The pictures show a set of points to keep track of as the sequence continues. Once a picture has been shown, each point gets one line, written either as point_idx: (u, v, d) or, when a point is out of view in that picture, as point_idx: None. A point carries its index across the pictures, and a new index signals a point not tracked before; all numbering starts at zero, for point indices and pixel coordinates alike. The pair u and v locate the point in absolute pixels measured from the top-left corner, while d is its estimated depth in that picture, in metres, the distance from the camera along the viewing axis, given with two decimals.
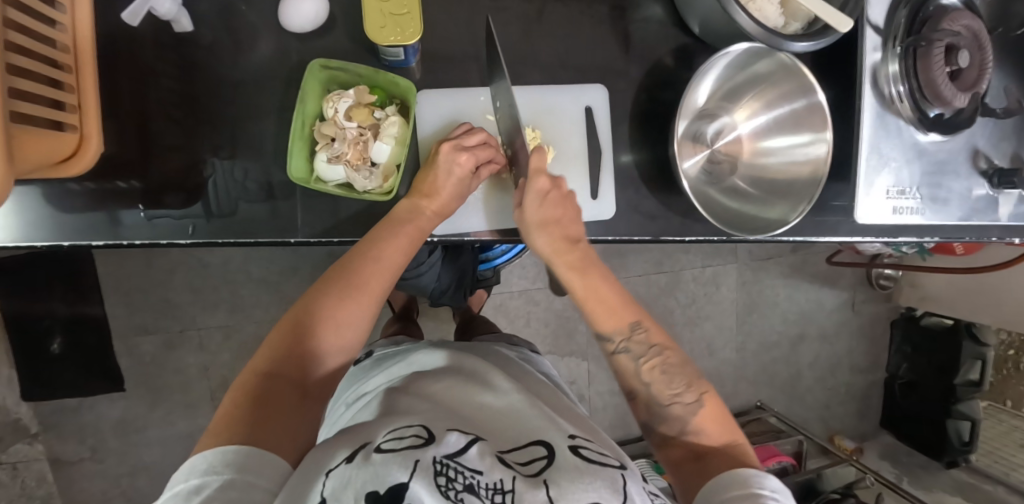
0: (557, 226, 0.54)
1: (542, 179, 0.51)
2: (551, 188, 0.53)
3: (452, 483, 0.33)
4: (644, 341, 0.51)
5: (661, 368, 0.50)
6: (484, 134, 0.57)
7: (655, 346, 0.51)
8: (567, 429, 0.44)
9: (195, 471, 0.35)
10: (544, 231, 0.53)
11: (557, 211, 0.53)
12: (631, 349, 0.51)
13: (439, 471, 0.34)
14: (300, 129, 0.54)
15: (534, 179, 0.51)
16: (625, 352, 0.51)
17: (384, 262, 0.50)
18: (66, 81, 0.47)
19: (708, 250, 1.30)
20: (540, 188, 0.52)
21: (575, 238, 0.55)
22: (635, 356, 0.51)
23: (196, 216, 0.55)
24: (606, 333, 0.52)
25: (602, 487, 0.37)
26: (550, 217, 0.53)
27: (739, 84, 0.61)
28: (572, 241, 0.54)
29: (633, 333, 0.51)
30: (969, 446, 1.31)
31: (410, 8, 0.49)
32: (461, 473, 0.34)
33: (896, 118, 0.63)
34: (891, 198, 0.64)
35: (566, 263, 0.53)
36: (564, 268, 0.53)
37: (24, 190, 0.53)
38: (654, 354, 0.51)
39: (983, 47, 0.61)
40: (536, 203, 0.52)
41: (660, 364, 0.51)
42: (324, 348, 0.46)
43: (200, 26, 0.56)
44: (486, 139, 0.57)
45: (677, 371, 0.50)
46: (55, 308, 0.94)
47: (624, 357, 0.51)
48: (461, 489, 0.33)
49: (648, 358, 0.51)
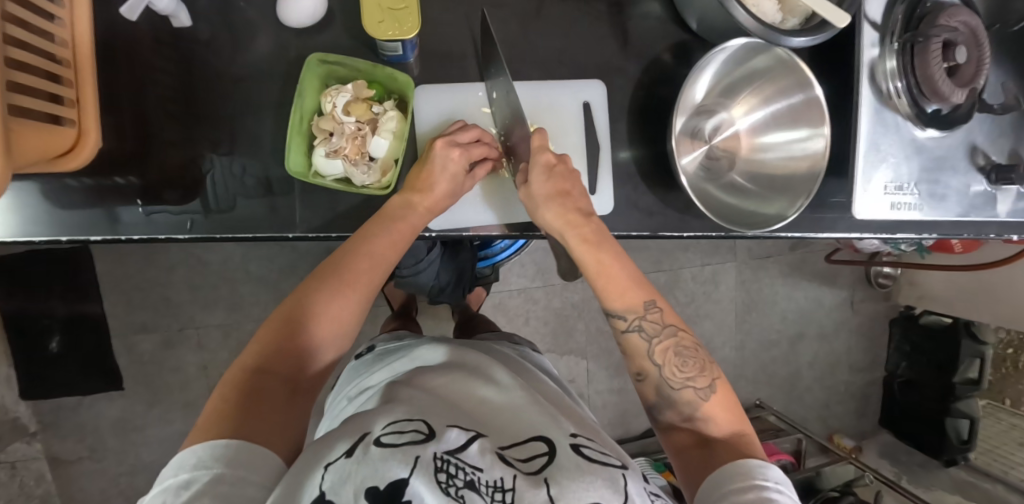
0: (568, 198, 0.52)
1: (547, 155, 0.52)
2: (557, 161, 0.53)
3: (453, 480, 0.34)
4: (657, 320, 0.51)
5: (674, 350, 0.50)
6: (478, 130, 0.57)
7: (669, 326, 0.51)
8: (567, 428, 0.44)
9: (184, 465, 0.35)
10: (554, 203, 0.52)
11: (566, 185, 0.52)
12: (644, 328, 0.50)
13: (439, 467, 0.34)
14: (299, 123, 0.54)
15: (539, 153, 0.52)
16: (637, 330, 0.50)
17: (375, 259, 0.50)
18: (64, 76, 0.47)
19: (707, 249, 1.30)
20: (545, 163, 0.52)
21: (587, 212, 0.53)
22: (648, 335, 0.50)
23: (195, 211, 0.55)
24: (617, 311, 0.51)
25: (602, 486, 0.37)
26: (557, 190, 0.52)
27: (736, 80, 0.62)
28: (584, 214, 0.53)
29: (647, 311, 0.51)
30: (969, 444, 1.31)
31: (408, 3, 0.49)
32: (461, 470, 0.35)
33: (894, 113, 0.63)
34: (889, 194, 0.64)
35: (579, 235, 0.52)
36: (578, 242, 0.51)
37: (22, 184, 0.53)
38: (668, 334, 0.50)
39: (980, 45, 0.61)
40: (543, 179, 0.52)
41: (673, 345, 0.50)
42: (315, 344, 0.46)
43: (198, 22, 0.56)
44: (479, 135, 0.57)
45: (691, 355, 0.50)
46: (54, 307, 0.95)
47: (636, 335, 0.50)
48: (461, 486, 0.33)
49: (662, 339, 0.50)
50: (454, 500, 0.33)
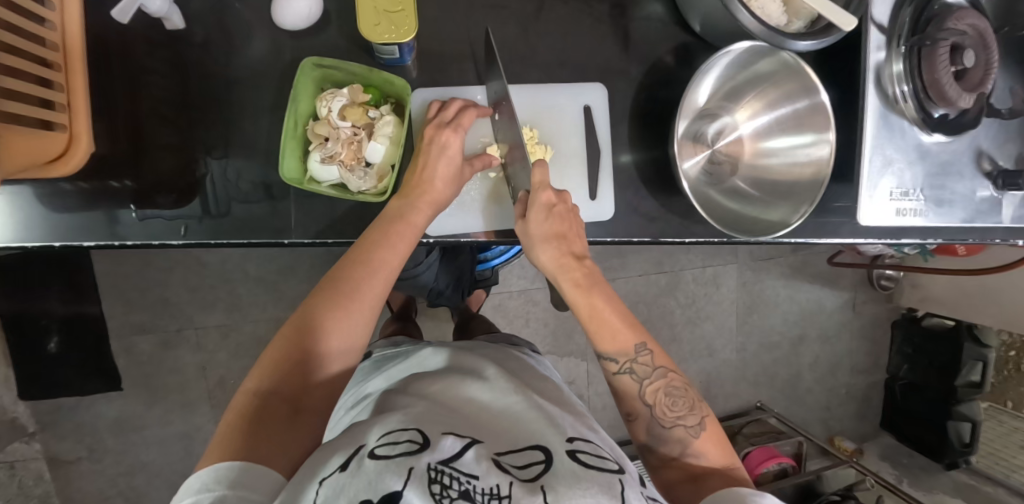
0: (564, 241, 0.52)
1: (547, 192, 0.51)
2: (557, 201, 0.52)
3: (446, 491, 0.33)
4: (648, 362, 0.50)
5: (665, 390, 0.49)
6: (461, 102, 0.56)
7: (659, 368, 0.50)
8: (566, 431, 0.42)
9: (189, 490, 0.36)
10: (549, 246, 0.52)
11: (562, 227, 0.52)
12: (636, 370, 0.49)
13: (433, 478, 0.33)
14: (293, 128, 0.53)
15: (539, 192, 0.51)
16: (629, 372, 0.50)
17: (375, 267, 0.49)
18: (55, 79, 0.46)
19: (709, 251, 1.29)
20: (545, 202, 0.51)
21: (580, 255, 0.53)
22: (639, 377, 0.49)
23: (188, 216, 0.55)
24: (609, 353, 0.50)
25: (600, 494, 0.36)
26: (555, 231, 0.52)
27: (740, 84, 0.61)
28: (578, 258, 0.52)
29: (638, 355, 0.50)
30: (970, 447, 1.31)
31: (405, 6, 0.49)
32: (456, 480, 0.34)
33: (900, 118, 0.62)
34: (894, 200, 0.63)
35: (570, 280, 0.52)
36: (570, 286, 0.51)
37: (16, 188, 0.52)
38: (658, 376, 0.49)
39: (989, 46, 0.59)
40: (542, 218, 0.51)
41: (664, 386, 0.49)
42: (320, 361, 0.45)
43: (191, 24, 0.55)
44: (463, 105, 0.56)
45: (681, 394, 0.49)
46: (51, 308, 0.92)
47: (627, 378, 0.50)
48: (456, 497, 0.33)
49: (653, 381, 0.49)
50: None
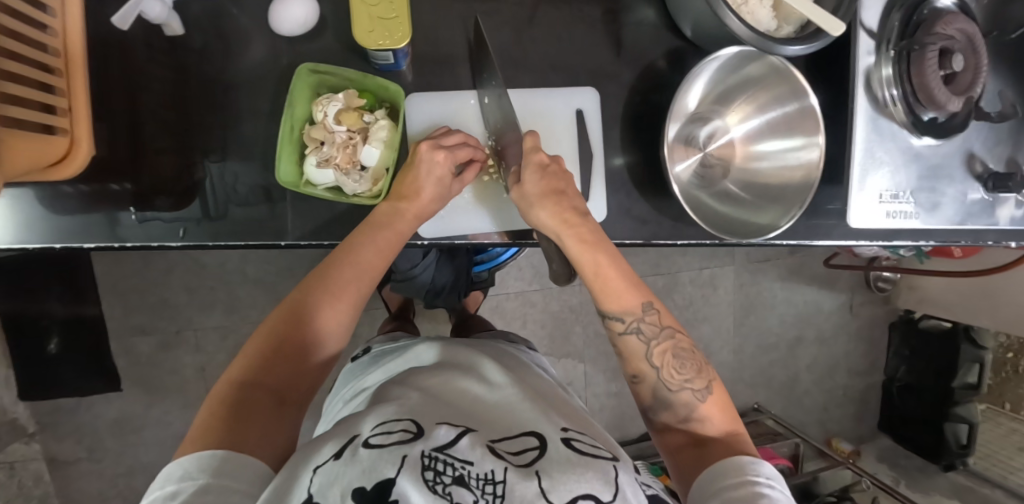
0: (562, 197, 0.51)
1: (540, 154, 0.51)
2: (550, 161, 0.52)
3: (440, 476, 0.33)
4: (654, 322, 0.51)
5: (673, 351, 0.50)
6: (462, 134, 0.56)
7: (667, 328, 0.51)
8: (559, 422, 0.43)
9: (171, 477, 0.36)
10: (548, 202, 0.51)
11: (558, 184, 0.52)
12: (643, 330, 0.50)
13: (427, 465, 0.34)
14: (289, 133, 0.54)
15: (532, 154, 0.51)
16: (635, 332, 0.50)
17: (360, 268, 0.50)
18: (56, 85, 0.47)
19: (706, 253, 1.30)
20: (538, 162, 0.51)
21: (582, 212, 0.52)
22: (646, 337, 0.50)
23: (187, 218, 0.56)
24: (613, 313, 0.51)
25: (593, 478, 0.36)
26: (551, 189, 0.51)
27: (730, 88, 0.61)
28: (580, 214, 0.52)
29: (645, 314, 0.51)
30: (967, 449, 1.32)
31: (398, 13, 0.49)
32: (450, 465, 0.34)
33: (890, 121, 0.63)
34: (885, 202, 0.64)
35: (576, 236, 0.51)
36: (575, 242, 0.51)
37: (18, 192, 0.53)
38: (666, 336, 0.50)
39: (978, 51, 0.60)
40: (536, 178, 0.51)
41: (672, 347, 0.50)
42: (302, 354, 0.46)
43: (190, 29, 0.56)
44: (465, 139, 0.56)
45: (688, 356, 0.50)
46: (51, 309, 0.93)
47: (634, 338, 0.50)
48: (449, 482, 0.33)
49: (660, 341, 0.50)
50: (441, 497, 0.32)
